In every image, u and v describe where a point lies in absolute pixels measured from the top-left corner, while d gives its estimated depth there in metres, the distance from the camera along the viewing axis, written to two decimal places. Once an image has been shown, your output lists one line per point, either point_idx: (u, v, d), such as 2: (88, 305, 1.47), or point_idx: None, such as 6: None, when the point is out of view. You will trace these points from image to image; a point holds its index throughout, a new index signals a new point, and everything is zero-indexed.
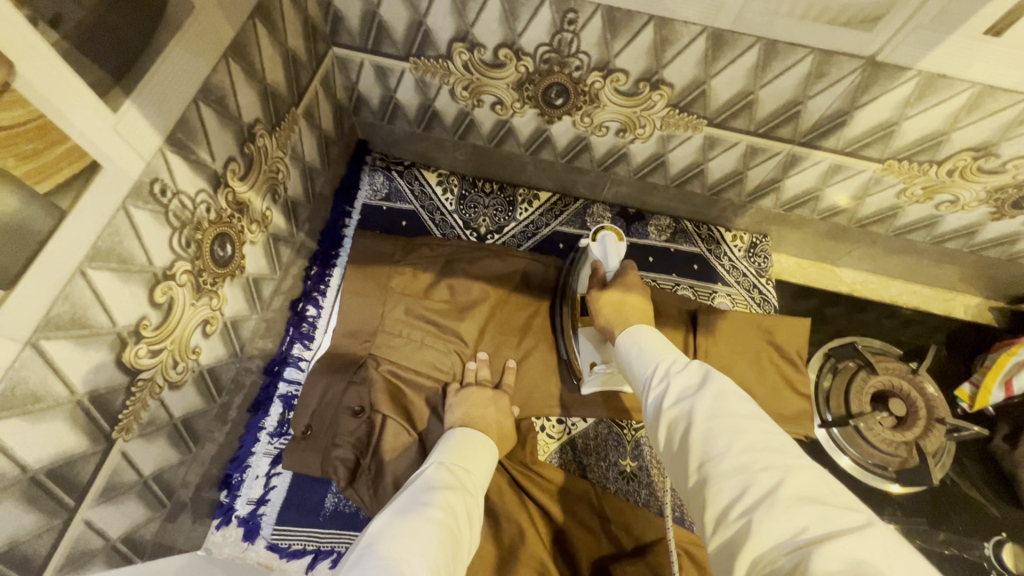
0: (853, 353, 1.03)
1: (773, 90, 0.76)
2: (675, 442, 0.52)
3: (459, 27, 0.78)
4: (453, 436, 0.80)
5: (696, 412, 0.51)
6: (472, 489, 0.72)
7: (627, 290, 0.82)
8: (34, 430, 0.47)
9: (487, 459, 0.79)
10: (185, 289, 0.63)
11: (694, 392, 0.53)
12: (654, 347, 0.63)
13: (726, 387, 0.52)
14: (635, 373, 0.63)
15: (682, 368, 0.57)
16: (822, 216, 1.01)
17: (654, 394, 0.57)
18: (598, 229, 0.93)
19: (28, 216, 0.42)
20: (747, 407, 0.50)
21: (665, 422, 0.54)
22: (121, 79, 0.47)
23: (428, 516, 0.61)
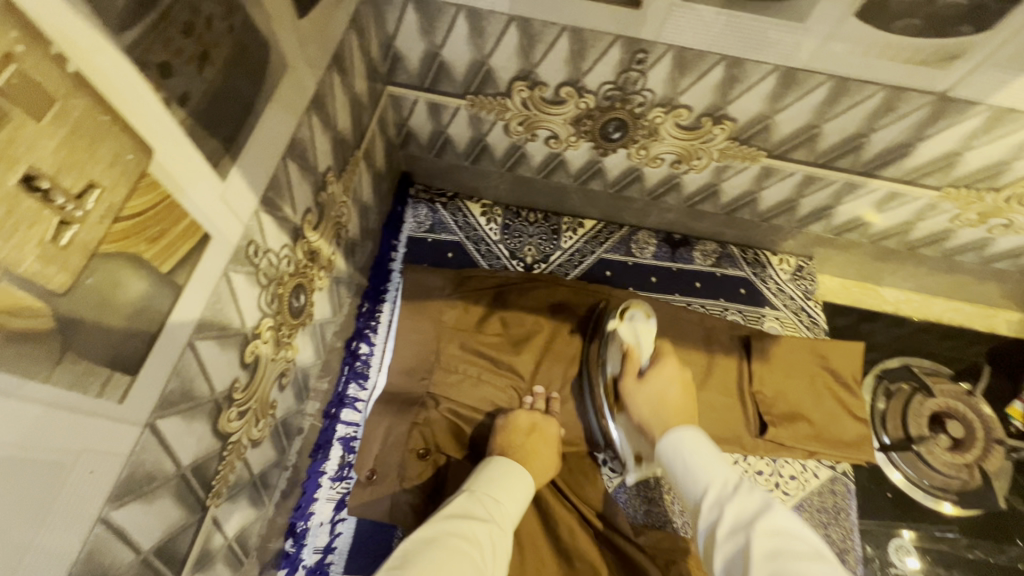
0: (908, 375, 1.05)
1: (837, 124, 0.76)
2: (732, 568, 0.56)
3: (523, 67, 0.77)
4: (495, 461, 0.79)
5: (756, 540, 0.56)
6: (501, 522, 0.70)
7: (663, 381, 0.84)
8: (147, 510, 0.46)
9: (523, 489, 0.76)
10: (267, 345, 0.62)
11: (751, 521, 0.58)
12: (699, 454, 0.68)
13: (781, 519, 0.58)
14: (684, 493, 0.67)
15: (736, 492, 0.62)
16: (871, 240, 1.01)
17: (707, 522, 0.62)
18: (624, 307, 0.92)
19: (154, 297, 0.41)
20: (800, 540, 0.55)
21: (722, 549, 0.58)
22: (230, 147, 0.46)
23: (450, 550, 0.60)
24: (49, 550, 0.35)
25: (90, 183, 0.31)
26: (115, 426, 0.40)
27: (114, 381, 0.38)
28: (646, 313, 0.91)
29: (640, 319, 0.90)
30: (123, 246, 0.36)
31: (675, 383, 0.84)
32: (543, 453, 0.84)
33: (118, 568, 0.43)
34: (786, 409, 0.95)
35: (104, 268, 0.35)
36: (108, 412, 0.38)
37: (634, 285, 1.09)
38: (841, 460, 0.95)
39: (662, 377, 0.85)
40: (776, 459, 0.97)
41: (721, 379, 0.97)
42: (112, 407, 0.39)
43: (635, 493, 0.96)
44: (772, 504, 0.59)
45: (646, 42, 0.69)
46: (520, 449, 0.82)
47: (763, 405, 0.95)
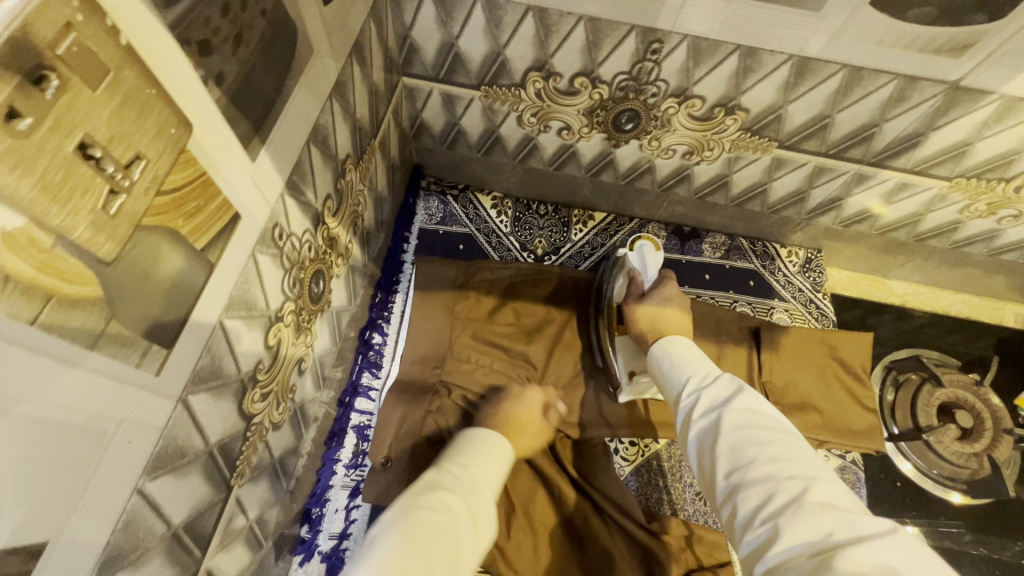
0: (917, 365, 1.05)
1: (849, 114, 0.77)
2: (702, 450, 0.53)
3: (538, 57, 0.78)
4: (469, 438, 0.65)
5: (727, 422, 0.51)
6: (480, 490, 0.57)
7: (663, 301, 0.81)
8: (178, 485, 0.46)
9: (501, 452, 0.64)
10: (288, 329, 0.63)
11: (725, 404, 0.53)
12: (688, 354, 0.63)
13: (757, 400, 0.53)
14: (667, 383, 0.63)
15: (715, 381, 0.57)
16: (881, 232, 1.02)
17: (684, 405, 0.58)
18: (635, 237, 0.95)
19: (189, 272, 0.41)
20: (775, 422, 0.51)
21: (695, 431, 0.54)
22: (260, 129, 0.47)
23: (421, 528, 0.47)
24: (89, 516, 0.36)
25: (137, 155, 0.32)
26: (152, 398, 0.40)
27: (152, 353, 0.39)
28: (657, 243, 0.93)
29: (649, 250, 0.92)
30: (163, 220, 0.37)
31: (674, 301, 0.81)
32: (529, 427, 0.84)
33: (150, 541, 0.44)
34: (795, 399, 0.95)
35: (146, 240, 0.36)
36: (146, 384, 0.39)
37: None
38: (851, 449, 0.96)
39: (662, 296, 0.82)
40: None
41: (731, 369, 0.97)
42: (149, 379, 0.39)
43: (647, 482, 0.95)
44: (749, 388, 0.54)
45: (662, 32, 0.70)
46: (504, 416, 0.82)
47: (773, 394, 0.95)
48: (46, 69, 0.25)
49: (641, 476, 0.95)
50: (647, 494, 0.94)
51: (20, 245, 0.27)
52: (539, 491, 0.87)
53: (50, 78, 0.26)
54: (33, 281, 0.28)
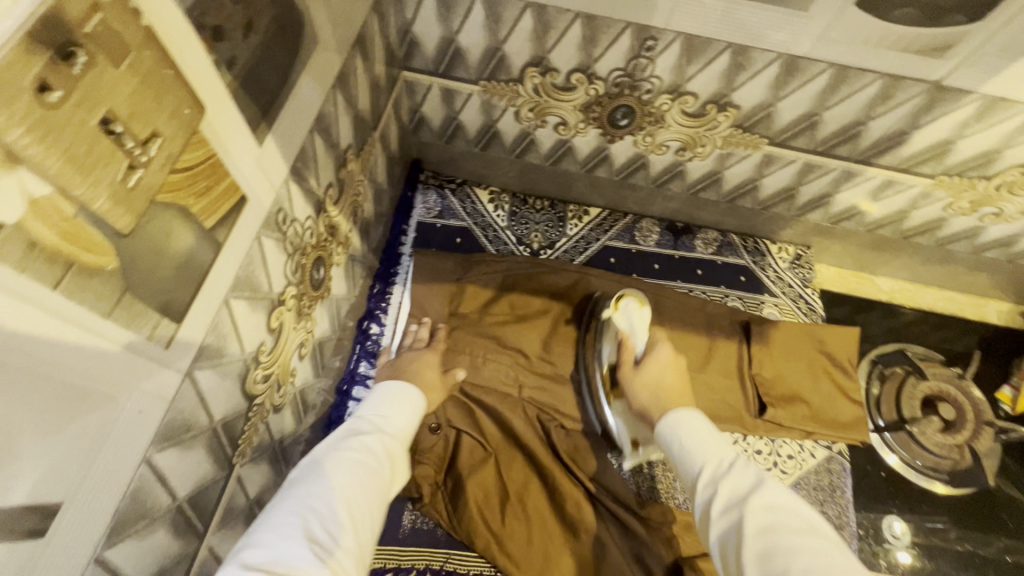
0: (902, 359, 1.09)
1: (837, 112, 0.79)
2: (728, 553, 0.53)
3: (536, 53, 0.80)
4: (383, 390, 0.75)
5: (752, 526, 0.52)
6: (395, 433, 0.70)
7: (661, 371, 0.80)
8: (184, 458, 0.48)
9: (411, 400, 0.76)
10: (289, 313, 0.64)
11: (747, 502, 0.54)
12: (698, 437, 0.64)
13: (777, 498, 0.54)
14: (679, 466, 0.64)
15: (732, 470, 0.58)
16: (868, 229, 1.05)
17: (702, 497, 0.58)
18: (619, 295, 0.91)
19: (199, 250, 0.43)
20: (797, 521, 0.52)
21: (718, 531, 0.55)
22: (267, 115, 0.49)
23: (345, 463, 0.61)
24: (100, 483, 0.38)
25: (154, 132, 0.34)
26: (161, 371, 0.42)
27: (162, 327, 0.40)
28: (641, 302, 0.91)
29: (635, 308, 0.89)
30: (176, 197, 0.38)
31: (671, 370, 0.80)
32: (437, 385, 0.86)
33: (156, 512, 0.45)
34: (783, 391, 0.98)
35: (161, 216, 0.37)
36: (156, 355, 0.41)
37: (638, 272, 1.12)
38: (837, 440, 0.98)
39: (660, 368, 0.81)
40: (774, 439, 0.99)
41: (721, 362, 1.00)
42: (159, 351, 0.41)
43: (639, 473, 0.97)
44: (768, 482, 0.56)
45: (656, 29, 0.72)
46: (412, 374, 0.84)
47: (762, 386, 0.98)
48: (74, 45, 0.27)
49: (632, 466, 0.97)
50: (638, 483, 0.95)
51: (46, 213, 0.28)
52: (533, 479, 0.89)
53: (78, 54, 0.27)
54: (57, 248, 0.29)
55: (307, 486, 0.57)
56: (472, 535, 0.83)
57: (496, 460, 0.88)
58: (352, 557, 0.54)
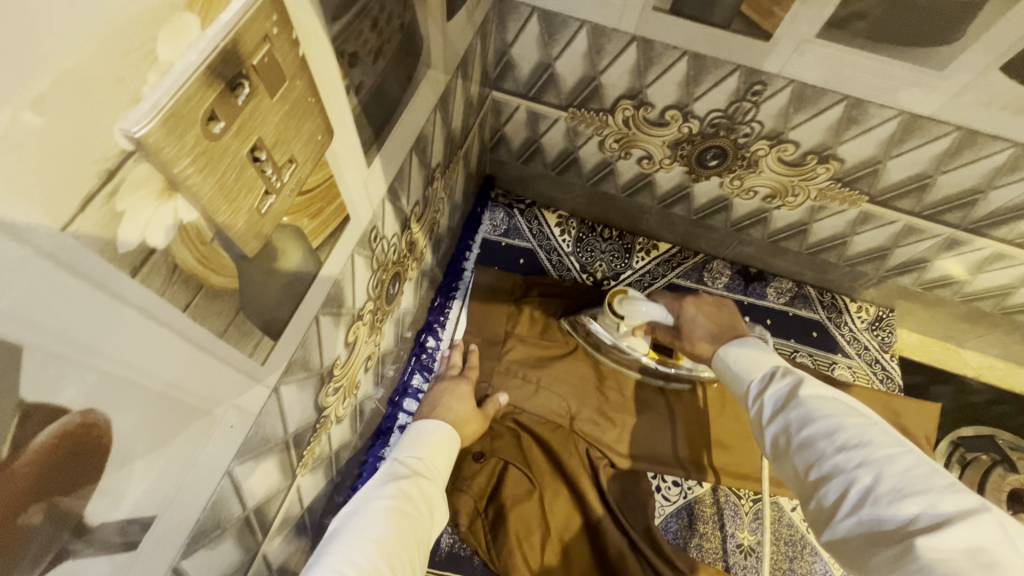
0: (989, 446, 1.00)
1: (953, 177, 0.73)
2: (777, 445, 0.53)
3: (633, 86, 0.78)
4: (417, 429, 0.77)
5: (793, 415, 0.51)
6: (427, 472, 0.71)
7: (693, 324, 0.74)
8: (257, 470, 0.48)
9: (446, 440, 0.76)
10: (364, 327, 0.64)
11: (787, 400, 0.53)
12: (744, 355, 0.61)
13: (820, 390, 0.52)
14: (728, 382, 0.62)
15: (774, 375, 0.57)
16: (963, 299, 0.97)
17: (750, 403, 0.58)
18: (609, 302, 0.83)
19: (305, 267, 0.43)
20: (844, 407, 0.50)
21: (764, 428, 0.54)
22: (378, 138, 0.49)
23: (378, 513, 0.61)
24: (188, 496, 0.38)
25: (290, 158, 0.34)
26: (252, 385, 0.41)
27: (263, 344, 0.40)
28: (623, 291, 0.83)
29: (630, 301, 0.81)
30: (296, 219, 0.38)
31: (701, 315, 0.75)
32: (470, 417, 0.84)
33: (227, 522, 0.45)
34: None
35: (280, 237, 0.37)
36: (252, 370, 0.40)
37: None
38: None
39: (690, 320, 0.75)
40: None
41: None
42: (255, 366, 0.41)
43: (687, 530, 0.89)
44: (807, 377, 0.54)
45: (767, 75, 0.69)
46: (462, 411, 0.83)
47: None
48: (242, 76, 0.27)
49: (681, 519, 0.89)
50: (685, 538, 0.88)
51: (190, 238, 0.28)
52: (575, 518, 0.85)
53: (243, 85, 0.27)
54: (193, 271, 0.30)
55: (345, 542, 0.56)
56: (509, 570, 0.79)
57: (540, 494, 0.85)
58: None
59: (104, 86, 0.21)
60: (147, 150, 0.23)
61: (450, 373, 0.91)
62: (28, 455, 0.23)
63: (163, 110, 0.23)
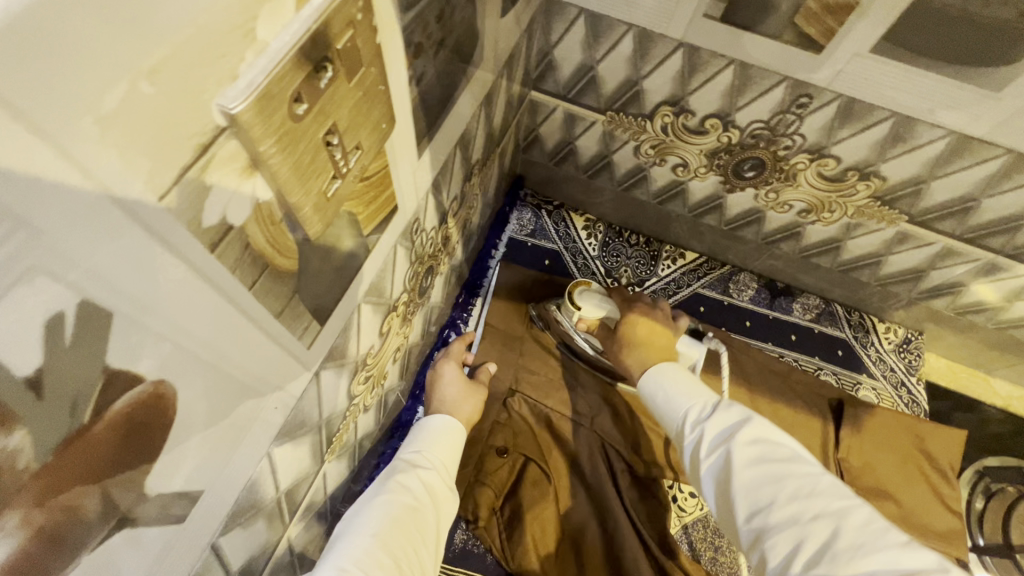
0: (1015, 477, 0.98)
1: (1000, 201, 0.72)
2: (717, 487, 0.50)
3: (676, 92, 0.77)
4: (424, 425, 0.72)
5: (739, 459, 0.49)
6: (433, 464, 0.66)
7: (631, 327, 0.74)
8: (293, 453, 0.48)
9: (455, 436, 0.71)
10: (397, 318, 0.65)
11: (732, 439, 0.50)
12: (688, 387, 0.58)
13: (765, 430, 0.50)
14: (665, 417, 0.58)
15: (717, 411, 0.54)
16: (997, 326, 0.95)
17: (689, 440, 0.54)
18: (571, 291, 0.82)
19: (354, 255, 0.43)
20: (786, 450, 0.49)
21: (706, 470, 0.51)
22: (430, 130, 0.49)
23: (379, 506, 0.57)
24: (231, 475, 0.38)
25: (357, 146, 0.34)
26: (297, 369, 0.42)
27: (311, 328, 0.40)
28: (586, 284, 0.83)
29: (590, 295, 0.81)
30: (353, 206, 0.38)
31: (639, 323, 0.74)
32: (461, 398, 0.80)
33: (261, 503, 0.46)
34: (871, 484, 0.89)
35: (337, 224, 0.37)
36: (298, 354, 0.40)
37: (727, 326, 1.07)
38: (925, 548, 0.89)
39: (628, 324, 0.74)
40: None
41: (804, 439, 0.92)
42: (302, 350, 0.41)
43: (702, 542, 0.89)
44: (754, 415, 0.52)
45: (815, 87, 0.68)
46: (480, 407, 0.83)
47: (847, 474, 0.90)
48: (327, 60, 0.27)
49: (696, 531, 0.90)
50: (702, 549, 0.88)
51: (263, 218, 0.29)
52: (592, 523, 0.84)
53: (327, 69, 0.28)
54: (262, 250, 0.30)
55: (347, 540, 0.53)
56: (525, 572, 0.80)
57: (557, 495, 0.85)
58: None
59: (209, 62, 0.21)
60: (238, 127, 0.23)
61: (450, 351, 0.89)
62: (106, 420, 0.23)
63: (257, 88, 0.23)
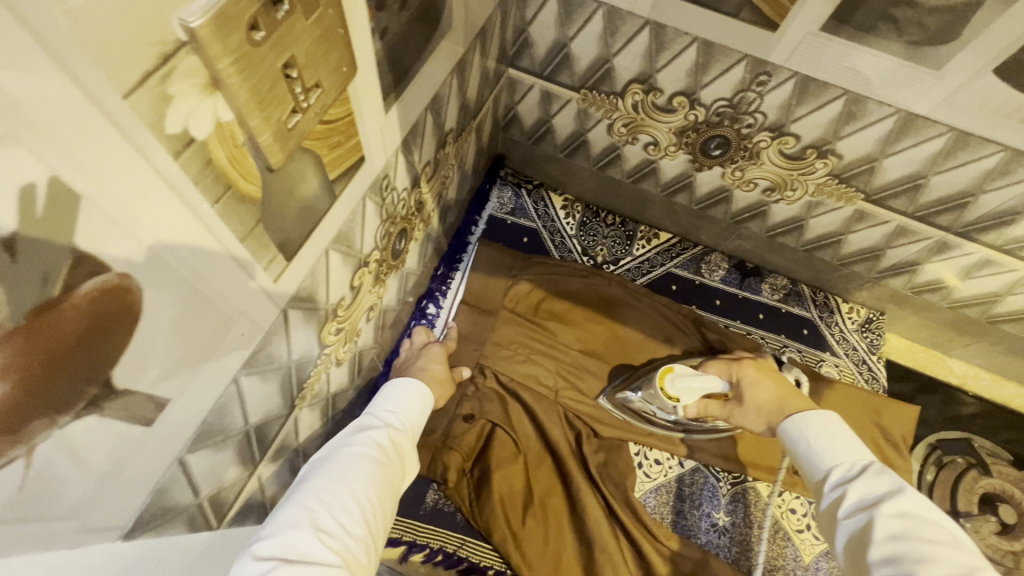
0: (965, 449, 1.02)
1: (946, 178, 0.76)
2: (851, 549, 0.49)
3: (644, 70, 0.81)
4: (395, 387, 0.75)
5: (881, 526, 0.47)
6: (402, 426, 0.70)
7: (758, 387, 0.77)
8: (261, 387, 0.51)
9: (423, 400, 0.76)
10: (369, 275, 0.68)
11: (877, 506, 0.49)
12: (835, 443, 0.57)
13: (919, 508, 0.47)
14: (807, 467, 0.59)
15: (866, 475, 0.52)
16: (952, 305, 0.99)
17: (830, 496, 0.54)
18: (663, 386, 0.80)
19: (320, 197, 0.46)
20: (943, 532, 0.45)
21: (842, 529, 0.50)
22: (396, 87, 0.52)
23: (349, 455, 0.59)
24: (200, 393, 0.41)
25: (316, 84, 0.37)
26: (266, 302, 0.45)
27: (276, 262, 0.43)
28: (670, 369, 0.81)
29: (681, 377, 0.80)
30: (316, 146, 0.41)
31: (763, 379, 0.78)
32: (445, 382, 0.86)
33: (230, 431, 0.49)
34: None
35: (300, 161, 0.40)
36: (264, 287, 0.44)
37: (698, 304, 1.11)
38: None
39: (752, 383, 0.78)
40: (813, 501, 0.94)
41: None
42: (268, 283, 0.44)
43: (664, 505, 0.93)
44: (907, 490, 0.48)
45: (772, 66, 0.72)
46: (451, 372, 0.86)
47: None
48: None
49: (660, 496, 0.93)
50: (664, 513, 0.92)
51: (225, 137, 0.32)
52: (558, 485, 0.88)
53: (283, 2, 0.31)
54: (224, 170, 0.33)
55: (315, 479, 0.56)
56: (491, 527, 0.84)
57: (525, 459, 0.89)
58: (360, 545, 0.52)
59: None
60: (197, 43, 0.27)
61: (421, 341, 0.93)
62: (76, 299, 0.27)
63: (214, 7, 0.26)
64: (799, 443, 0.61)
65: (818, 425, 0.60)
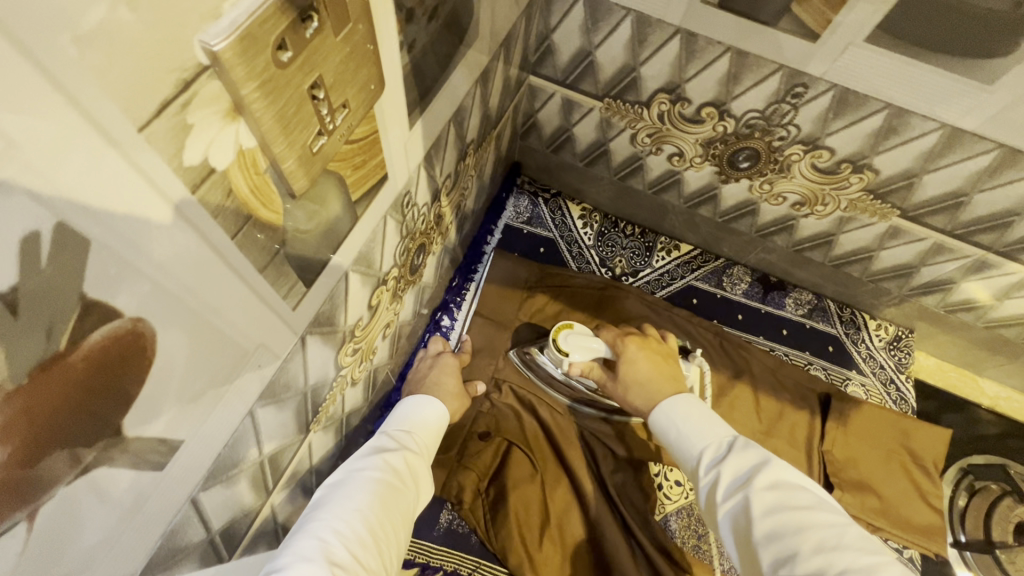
0: (999, 475, 0.98)
1: (990, 196, 0.72)
2: (736, 535, 0.47)
3: (673, 79, 0.77)
4: (408, 408, 0.73)
5: (757, 502, 0.46)
6: (418, 448, 0.68)
7: (634, 366, 0.68)
8: (277, 415, 0.49)
9: (437, 420, 0.73)
10: (387, 293, 0.65)
11: (750, 480, 0.48)
12: (701, 425, 0.57)
13: (785, 474, 0.48)
14: (682, 456, 0.57)
15: (733, 451, 0.52)
16: (986, 324, 0.96)
17: (706, 483, 0.53)
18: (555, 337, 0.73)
19: (341, 220, 0.43)
20: (809, 496, 0.46)
21: (723, 514, 0.49)
22: (422, 101, 0.49)
23: (364, 481, 0.57)
24: (214, 430, 0.38)
25: (344, 104, 0.34)
26: (284, 331, 0.42)
27: (296, 290, 0.41)
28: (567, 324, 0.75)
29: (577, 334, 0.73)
30: (341, 167, 0.39)
31: (642, 356, 0.69)
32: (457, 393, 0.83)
33: (243, 464, 0.46)
34: (855, 479, 0.89)
35: (325, 184, 0.38)
36: (283, 316, 0.41)
37: (719, 319, 1.07)
38: (910, 545, 0.89)
39: (630, 362, 0.69)
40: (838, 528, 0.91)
41: (789, 431, 0.93)
42: (287, 311, 0.41)
43: (685, 529, 0.90)
44: (773, 458, 0.49)
45: (810, 77, 0.68)
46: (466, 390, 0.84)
47: (831, 467, 0.90)
48: (311, 10, 0.28)
49: (680, 519, 0.91)
50: (686, 538, 0.89)
51: (247, 165, 0.29)
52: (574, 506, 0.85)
53: (313, 19, 0.28)
54: (246, 199, 0.30)
55: (329, 508, 0.53)
56: (506, 550, 0.80)
57: (543, 478, 0.85)
58: None
59: None
60: (220, 67, 0.24)
61: (434, 352, 0.90)
62: (83, 351, 0.24)
63: (240, 27, 0.24)
64: (670, 432, 0.59)
65: (683, 410, 0.59)
